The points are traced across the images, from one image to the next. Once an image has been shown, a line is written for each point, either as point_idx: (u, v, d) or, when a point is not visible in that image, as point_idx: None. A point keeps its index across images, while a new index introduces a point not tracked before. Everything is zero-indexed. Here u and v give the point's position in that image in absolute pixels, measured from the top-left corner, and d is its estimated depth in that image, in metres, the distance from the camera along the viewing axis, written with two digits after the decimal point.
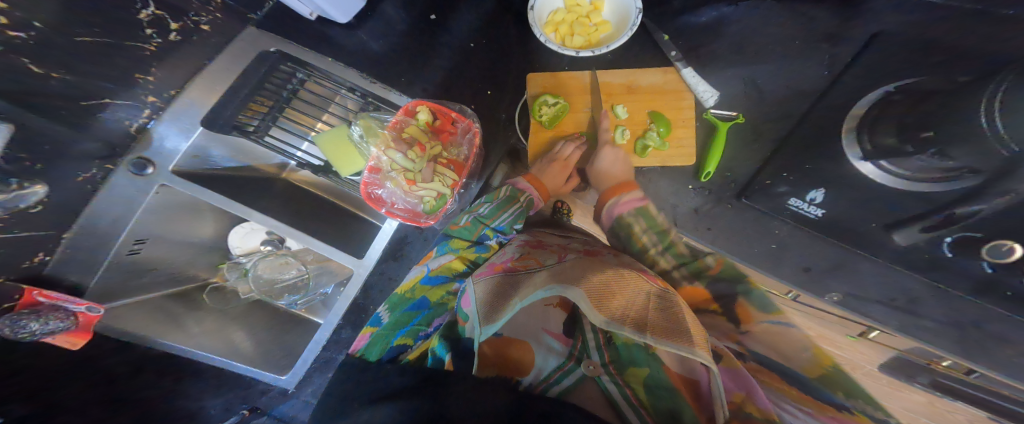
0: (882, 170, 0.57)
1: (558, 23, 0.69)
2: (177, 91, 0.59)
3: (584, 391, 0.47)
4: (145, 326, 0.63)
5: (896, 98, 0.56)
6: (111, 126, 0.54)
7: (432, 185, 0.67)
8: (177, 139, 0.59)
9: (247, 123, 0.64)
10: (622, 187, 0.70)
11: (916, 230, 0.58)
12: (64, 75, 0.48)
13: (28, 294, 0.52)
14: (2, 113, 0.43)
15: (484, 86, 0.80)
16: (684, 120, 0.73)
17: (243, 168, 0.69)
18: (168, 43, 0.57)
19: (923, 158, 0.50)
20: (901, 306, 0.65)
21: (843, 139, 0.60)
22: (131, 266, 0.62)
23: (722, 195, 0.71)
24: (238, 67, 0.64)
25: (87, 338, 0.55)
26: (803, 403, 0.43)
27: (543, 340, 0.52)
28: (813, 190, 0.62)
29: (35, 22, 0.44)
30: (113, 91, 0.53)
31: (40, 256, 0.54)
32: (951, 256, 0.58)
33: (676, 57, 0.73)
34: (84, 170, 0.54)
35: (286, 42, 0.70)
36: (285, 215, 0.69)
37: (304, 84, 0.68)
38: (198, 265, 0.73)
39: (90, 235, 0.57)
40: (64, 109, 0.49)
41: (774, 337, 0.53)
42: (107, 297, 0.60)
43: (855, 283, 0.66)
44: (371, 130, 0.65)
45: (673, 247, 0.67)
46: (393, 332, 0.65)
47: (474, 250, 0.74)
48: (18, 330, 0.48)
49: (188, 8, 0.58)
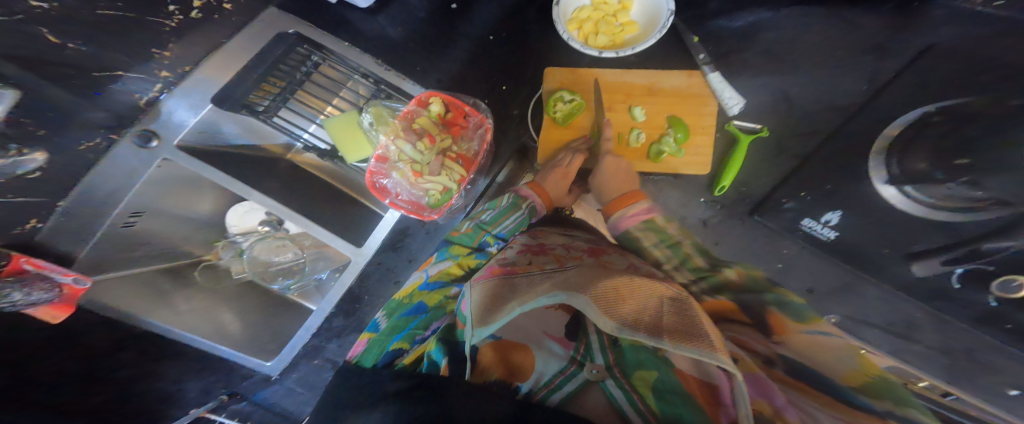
0: (909, 198, 0.53)
1: (583, 21, 0.67)
2: (191, 67, 0.58)
3: (588, 399, 0.44)
4: (129, 302, 0.62)
5: (934, 119, 0.51)
6: (120, 99, 0.53)
7: (438, 179, 0.65)
8: (185, 114, 0.58)
9: (258, 103, 0.63)
10: (624, 202, 0.66)
11: (936, 262, 0.55)
12: (80, 46, 0.47)
13: (15, 260, 0.50)
14: (12, 79, 0.43)
15: (500, 81, 0.78)
16: (703, 126, 0.71)
17: (250, 146, 0.68)
18: (191, 20, 0.56)
19: (955, 187, 0.48)
20: (897, 331, 0.69)
21: (870, 160, 0.56)
22: (125, 238, 0.60)
23: (733, 211, 0.75)
24: (254, 47, 0.62)
25: (70, 311, 0.53)
26: (834, 409, 0.34)
27: (544, 344, 0.51)
28: (828, 212, 0.62)
29: None
30: (127, 65, 0.52)
31: (32, 223, 0.52)
32: (959, 288, 0.56)
33: (705, 60, 0.71)
34: (88, 139, 0.53)
35: (305, 24, 0.68)
36: (286, 196, 0.68)
37: (319, 67, 0.67)
38: (193, 241, 0.71)
39: (84, 205, 0.55)
40: (75, 78, 0.48)
41: (811, 348, 0.44)
42: (94, 270, 0.57)
43: (855, 307, 0.71)
44: (381, 118, 0.65)
45: (688, 261, 0.61)
46: (390, 337, 0.58)
47: (474, 257, 0.70)
48: (1, 299, 0.47)
49: None
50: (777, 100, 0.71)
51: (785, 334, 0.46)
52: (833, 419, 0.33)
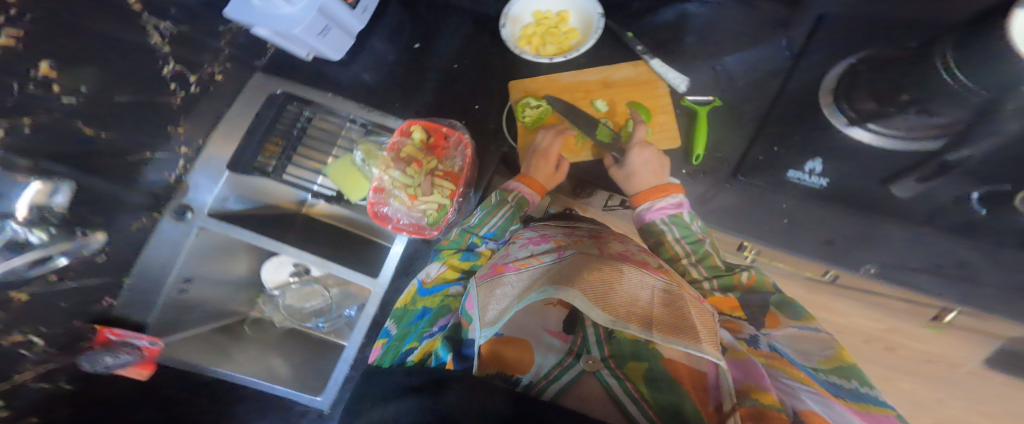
0: (879, 135, 0.55)
1: (529, 36, 0.69)
2: (204, 139, 0.66)
3: (585, 385, 0.49)
4: (201, 356, 0.71)
5: (860, 68, 0.56)
6: (154, 181, 0.62)
7: (431, 198, 0.70)
8: (208, 187, 0.67)
9: (267, 164, 0.70)
10: (653, 194, 0.63)
11: (912, 181, 0.53)
12: (107, 132, 0.52)
13: (100, 332, 0.60)
14: (62, 174, 0.48)
15: (474, 101, 0.77)
16: (663, 106, 0.67)
17: (253, 206, 0.74)
18: (191, 95, 0.62)
19: (909, 117, 0.50)
20: (953, 274, 0.57)
21: (826, 113, 0.58)
22: (179, 304, 0.68)
23: (717, 177, 0.64)
24: (251, 111, 0.69)
25: (151, 367, 0.64)
26: (809, 384, 0.42)
27: (543, 339, 0.54)
28: (810, 160, 0.58)
29: (80, 86, 0.47)
30: (151, 147, 0.59)
31: (107, 300, 0.62)
32: (986, 213, 0.54)
33: (644, 50, 0.68)
34: (136, 220, 0.61)
35: (292, 82, 0.73)
36: (310, 243, 0.75)
37: (312, 121, 0.74)
38: (237, 300, 0.81)
39: (144, 280, 0.64)
40: (114, 166, 0.54)
41: (797, 338, 0.54)
42: (168, 330, 0.68)
43: (891, 253, 0.59)
44: (371, 153, 0.71)
45: (707, 259, 0.62)
46: (403, 341, 0.64)
47: (462, 257, 0.69)
48: (97, 364, 0.59)
49: (202, 62, 0.61)
50: (716, 78, 0.67)
51: (779, 327, 0.56)
52: (807, 393, 0.40)
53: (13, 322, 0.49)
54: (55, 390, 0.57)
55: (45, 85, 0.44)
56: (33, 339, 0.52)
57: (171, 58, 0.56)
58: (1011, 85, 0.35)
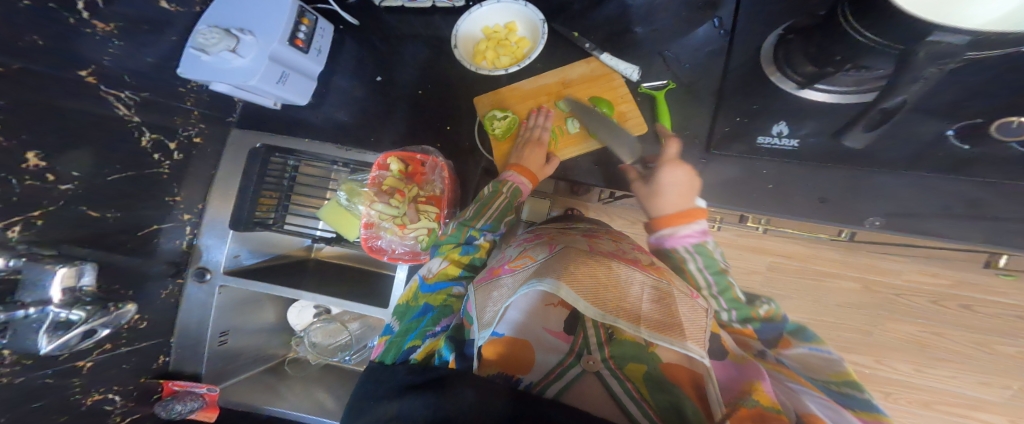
0: (834, 93, 0.53)
1: (482, 52, 0.71)
2: (203, 203, 0.71)
3: (585, 387, 0.43)
4: (257, 398, 0.75)
5: (789, 37, 0.53)
6: (169, 250, 0.67)
7: (419, 224, 0.73)
8: (218, 246, 0.71)
9: (266, 217, 0.75)
10: (677, 220, 0.59)
11: (861, 131, 0.46)
12: (116, 212, 0.57)
13: (166, 386, 0.70)
14: (88, 256, 0.54)
15: (443, 123, 0.77)
16: (623, 96, 0.66)
17: (271, 257, 0.80)
18: (178, 162, 0.65)
19: (851, 72, 0.46)
20: (965, 214, 0.54)
21: (775, 80, 0.56)
22: (222, 355, 0.74)
23: (690, 154, 0.62)
24: (237, 169, 0.71)
25: (217, 410, 0.72)
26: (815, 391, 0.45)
27: (544, 340, 0.48)
28: (776, 124, 0.56)
29: (73, 171, 0.50)
30: (158, 219, 0.64)
31: (162, 358, 0.70)
32: (970, 149, 0.51)
33: (592, 47, 0.67)
34: (164, 287, 0.67)
35: (271, 134, 0.74)
36: (325, 285, 0.76)
37: (299, 168, 0.77)
38: (274, 344, 0.85)
39: (186, 338, 0.71)
40: (129, 242, 0.59)
41: (808, 358, 0.59)
42: (219, 379, 0.74)
43: (892, 202, 0.56)
44: (353, 191, 0.73)
45: (728, 291, 0.60)
46: (404, 337, 0.58)
47: (463, 251, 0.67)
48: (169, 412, 0.67)
49: (176, 125, 0.63)
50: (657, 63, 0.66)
51: (790, 348, 0.61)
52: (812, 399, 0.43)
53: (93, 382, 0.58)
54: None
55: (43, 176, 0.47)
56: (111, 395, 0.61)
57: (145, 128, 0.58)
58: (913, 37, 0.32)
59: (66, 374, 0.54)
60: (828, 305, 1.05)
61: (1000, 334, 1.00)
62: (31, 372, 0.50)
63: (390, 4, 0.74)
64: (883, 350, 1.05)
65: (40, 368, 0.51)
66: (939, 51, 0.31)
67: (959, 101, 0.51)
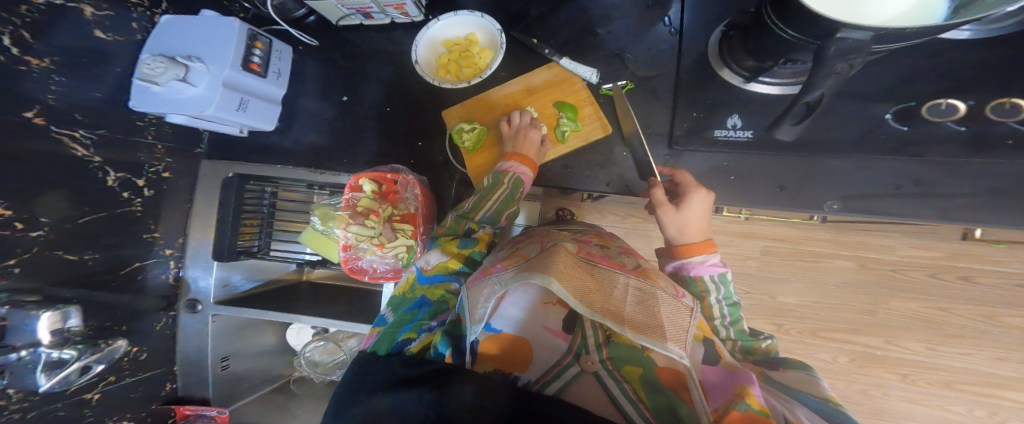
0: (782, 85, 0.54)
1: (446, 65, 0.71)
2: (183, 237, 0.70)
3: (584, 386, 0.45)
4: (266, 417, 0.76)
5: (733, 33, 0.53)
6: (156, 283, 0.67)
7: (397, 243, 0.73)
8: (205, 276, 0.71)
9: (249, 246, 0.75)
10: (703, 246, 0.60)
11: (790, 126, 0.48)
12: (92, 254, 0.56)
13: (179, 410, 0.72)
14: (71, 296, 0.54)
15: (413, 139, 0.81)
16: (586, 100, 0.67)
17: (264, 282, 0.81)
18: (156, 199, 0.65)
19: (788, 64, 0.49)
20: (916, 192, 0.55)
21: (723, 76, 0.57)
22: (227, 379, 0.74)
23: (656, 151, 0.62)
24: (213, 200, 0.71)
25: None
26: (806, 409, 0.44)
27: (543, 339, 0.49)
28: (728, 116, 0.57)
29: (43, 217, 0.50)
30: (139, 256, 0.64)
31: (170, 385, 0.71)
32: (907, 130, 0.52)
33: (551, 53, 0.67)
34: (158, 320, 0.68)
35: (241, 161, 0.73)
36: (316, 306, 0.75)
37: (277, 194, 0.77)
38: (277, 365, 0.85)
39: (189, 364, 0.71)
40: (111, 281, 0.59)
41: (801, 384, 0.51)
42: (228, 400, 0.75)
43: (848, 186, 0.57)
44: (326, 215, 0.72)
45: (738, 323, 0.60)
46: (399, 328, 0.55)
47: (459, 243, 0.65)
48: None
49: (143, 162, 0.62)
50: (613, 61, 0.66)
51: (786, 372, 0.54)
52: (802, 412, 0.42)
53: (111, 408, 0.61)
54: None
55: (10, 224, 0.47)
56: (122, 423, 0.63)
57: (109, 168, 0.57)
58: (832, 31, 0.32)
59: (79, 405, 0.56)
60: (826, 286, 1.05)
61: (1006, 306, 0.99)
62: (46, 406, 0.52)
63: (349, 23, 0.74)
64: (890, 329, 1.04)
65: (48, 403, 0.52)
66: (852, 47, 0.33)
67: (897, 83, 0.51)
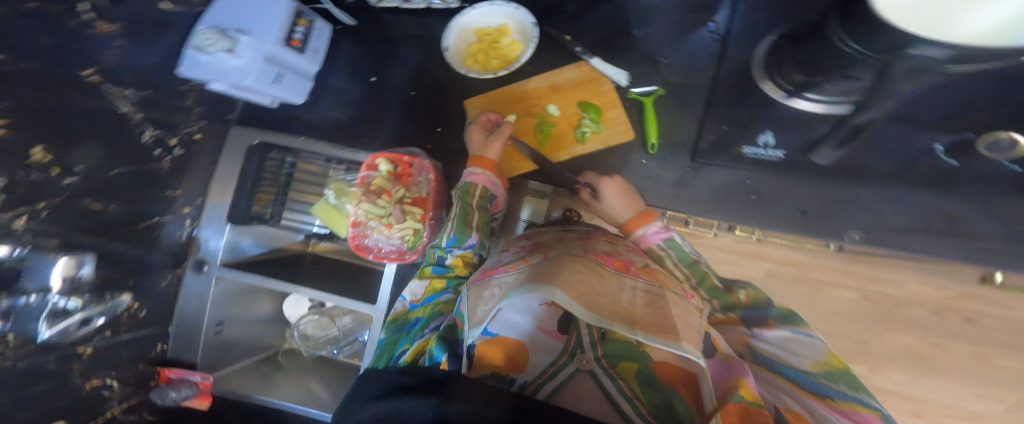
0: (824, 103, 0.52)
1: (474, 54, 0.72)
2: (202, 198, 0.72)
3: (580, 385, 0.48)
4: (247, 386, 0.77)
5: (783, 44, 0.53)
6: (168, 240, 0.69)
7: (404, 224, 0.73)
8: (216, 238, 0.73)
9: (263, 212, 0.76)
10: (641, 221, 0.65)
11: (829, 149, 0.55)
12: (115, 205, 0.58)
13: (162, 373, 0.73)
14: (88, 246, 0.55)
15: (434, 124, 0.79)
16: (612, 101, 0.67)
17: (270, 249, 0.82)
18: (181, 156, 0.68)
19: (838, 82, 0.47)
20: (943, 230, 0.57)
21: (766, 89, 0.56)
22: (218, 343, 0.76)
23: (677, 161, 0.65)
24: (235, 165, 0.73)
25: (207, 398, 0.74)
26: (802, 394, 0.48)
27: (537, 339, 0.51)
28: (761, 133, 0.57)
29: (76, 166, 0.52)
30: (159, 212, 0.66)
31: (160, 346, 0.73)
32: (959, 165, 0.54)
33: (582, 51, 0.68)
34: (165, 277, 0.70)
35: (267, 131, 0.76)
36: (318, 280, 0.77)
37: (296, 165, 0.78)
38: (269, 334, 0.87)
39: (184, 326, 0.73)
40: (129, 233, 0.61)
41: (790, 343, 0.58)
42: (213, 368, 0.76)
43: (870, 215, 0.59)
44: (341, 190, 0.76)
45: (706, 280, 0.65)
46: (394, 345, 0.60)
47: (433, 271, 0.70)
48: (165, 398, 0.70)
49: (177, 121, 0.65)
50: (649, 67, 0.68)
51: (774, 328, 0.60)
52: (799, 399, 0.47)
53: (95, 366, 0.60)
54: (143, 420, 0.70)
55: (47, 169, 0.49)
56: (108, 381, 0.63)
57: (148, 124, 0.60)
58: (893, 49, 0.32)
59: (66, 359, 0.56)
60: None
61: None
62: (38, 356, 0.52)
63: (388, 5, 0.77)
64: None
65: (41, 353, 0.52)
66: (909, 69, 0.32)
67: None
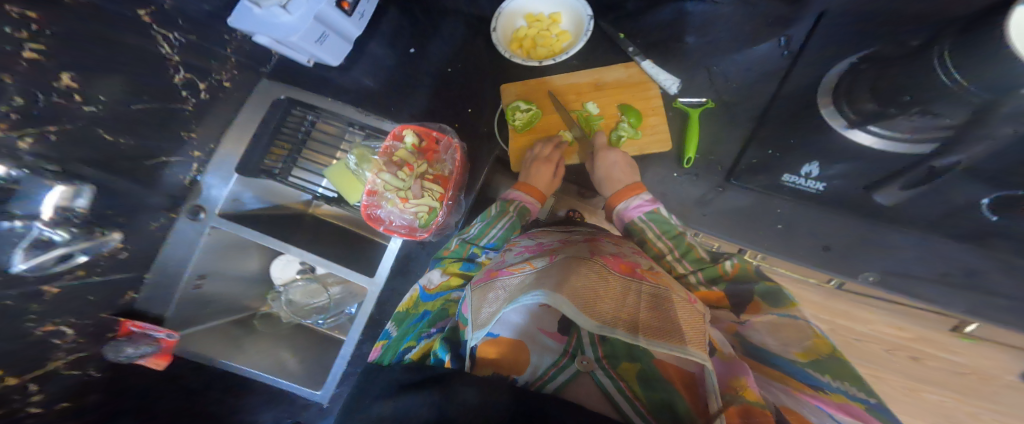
0: (883, 138, 0.50)
1: (521, 39, 0.71)
2: (215, 144, 0.68)
3: (581, 386, 0.44)
4: (214, 350, 0.73)
5: (862, 67, 0.51)
6: (171, 181, 0.64)
7: (421, 201, 0.71)
8: (220, 187, 0.69)
9: (273, 166, 0.72)
10: (629, 191, 0.63)
11: (897, 189, 0.51)
12: (128, 139, 0.55)
13: (123, 325, 0.62)
14: (89, 177, 0.51)
15: (464, 105, 0.81)
16: (655, 108, 0.67)
17: (271, 206, 0.78)
18: (202, 101, 0.64)
19: (911, 118, 0.45)
20: (963, 282, 0.58)
21: (822, 114, 0.54)
22: (197, 299, 0.71)
23: (711, 180, 0.64)
24: (258, 116, 0.71)
25: (168, 359, 0.65)
26: (780, 381, 0.42)
27: (538, 339, 0.48)
28: (806, 163, 0.56)
29: (100, 96, 0.50)
30: (167, 151, 0.61)
31: (130, 295, 0.64)
32: (997, 221, 0.55)
33: (635, 51, 0.69)
34: (156, 219, 0.64)
35: (298, 89, 0.75)
36: (319, 248, 0.76)
37: (316, 125, 0.75)
38: (249, 296, 0.83)
39: (163, 276, 0.67)
40: (136, 169, 0.57)
41: (777, 324, 0.51)
42: (184, 324, 0.70)
43: (893, 259, 0.59)
44: (363, 157, 0.71)
45: (691, 253, 0.62)
46: (400, 341, 0.58)
47: (461, 266, 0.67)
48: (119, 354, 0.60)
49: (211, 69, 0.64)
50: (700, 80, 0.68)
51: (759, 314, 0.54)
52: (783, 391, 0.41)
53: (53, 310, 0.51)
54: (87, 378, 0.57)
55: (69, 96, 0.47)
56: (62, 327, 0.53)
57: (181, 66, 0.59)
58: None
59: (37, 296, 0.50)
60: None
61: None
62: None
63: None
64: None
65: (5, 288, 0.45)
66: None
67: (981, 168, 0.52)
